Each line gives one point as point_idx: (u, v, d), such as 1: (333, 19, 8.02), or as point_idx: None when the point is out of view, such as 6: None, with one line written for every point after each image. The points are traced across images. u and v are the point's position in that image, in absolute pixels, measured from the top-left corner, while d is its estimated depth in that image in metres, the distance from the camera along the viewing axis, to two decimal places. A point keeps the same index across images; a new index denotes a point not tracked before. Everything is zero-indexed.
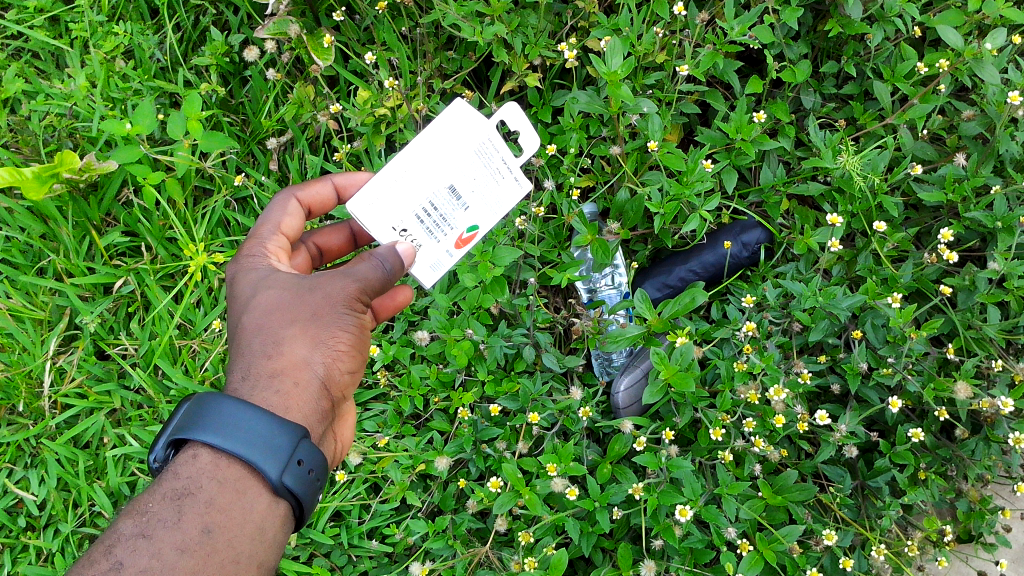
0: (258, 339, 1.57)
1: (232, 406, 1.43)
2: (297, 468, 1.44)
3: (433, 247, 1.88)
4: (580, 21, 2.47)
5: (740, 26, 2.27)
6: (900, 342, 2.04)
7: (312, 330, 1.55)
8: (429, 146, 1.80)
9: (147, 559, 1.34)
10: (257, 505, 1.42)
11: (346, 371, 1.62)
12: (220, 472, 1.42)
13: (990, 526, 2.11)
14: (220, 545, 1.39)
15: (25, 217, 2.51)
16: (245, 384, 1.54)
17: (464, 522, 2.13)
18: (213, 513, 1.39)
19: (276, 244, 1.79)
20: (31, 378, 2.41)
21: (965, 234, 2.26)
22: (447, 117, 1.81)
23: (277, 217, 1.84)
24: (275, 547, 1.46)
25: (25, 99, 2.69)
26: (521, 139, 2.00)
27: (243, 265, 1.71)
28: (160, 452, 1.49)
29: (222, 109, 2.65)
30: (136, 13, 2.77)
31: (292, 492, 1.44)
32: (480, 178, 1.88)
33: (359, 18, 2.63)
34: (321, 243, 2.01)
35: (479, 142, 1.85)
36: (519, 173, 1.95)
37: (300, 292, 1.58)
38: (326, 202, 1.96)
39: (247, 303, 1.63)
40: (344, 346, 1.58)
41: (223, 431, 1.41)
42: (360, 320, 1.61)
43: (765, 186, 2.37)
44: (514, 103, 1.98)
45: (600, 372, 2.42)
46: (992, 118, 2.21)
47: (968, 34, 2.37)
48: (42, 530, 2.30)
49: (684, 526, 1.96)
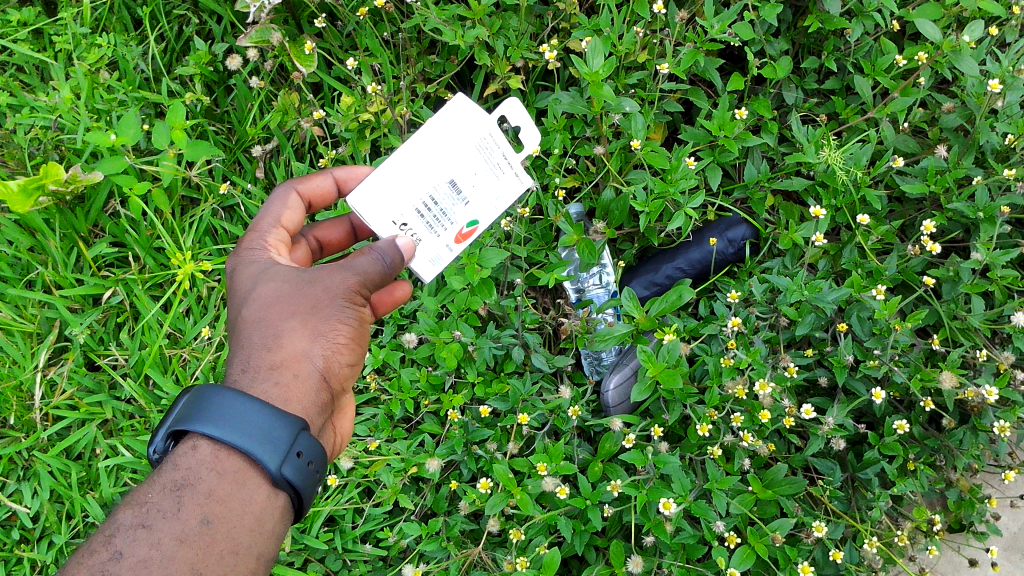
0: (258, 331, 1.57)
1: (233, 398, 1.43)
2: (297, 460, 1.45)
3: (433, 242, 1.87)
4: (560, 22, 2.49)
5: (721, 24, 2.27)
6: (886, 334, 2.06)
7: (312, 323, 1.55)
8: (433, 137, 1.81)
9: (146, 550, 1.34)
10: (257, 497, 1.42)
11: (345, 364, 1.62)
12: (220, 463, 1.42)
13: (981, 516, 2.11)
14: (219, 536, 1.39)
15: (12, 230, 2.51)
16: (245, 375, 1.54)
17: (457, 524, 2.14)
18: (212, 504, 1.39)
19: (276, 238, 1.80)
20: (21, 391, 2.42)
21: (948, 226, 2.29)
22: (448, 112, 1.81)
23: (277, 210, 1.85)
24: (274, 538, 1.46)
25: (10, 113, 2.69)
26: (522, 134, 2.00)
27: (243, 258, 1.71)
28: (160, 443, 1.48)
29: (207, 118, 2.68)
30: (120, 24, 2.79)
31: (292, 484, 1.44)
32: (481, 173, 1.87)
33: (342, 25, 2.65)
34: (321, 236, 2.02)
35: (481, 137, 1.85)
36: (519, 168, 1.94)
37: (301, 285, 1.58)
38: (326, 195, 1.94)
39: (247, 295, 1.63)
40: (344, 339, 1.59)
41: (224, 421, 1.41)
42: (360, 314, 1.61)
43: (750, 182, 2.38)
44: (515, 97, 1.99)
45: (589, 372, 2.44)
46: (972, 110, 2.24)
47: (947, 26, 2.39)
48: (37, 542, 2.32)
49: (675, 523, 1.94)
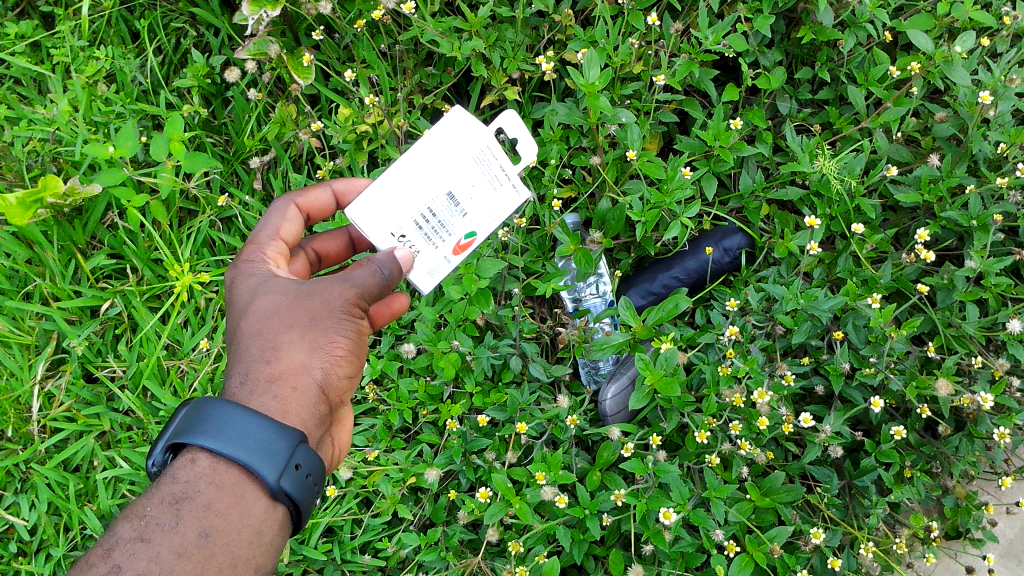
0: (256, 343, 1.57)
1: (232, 411, 1.43)
2: (296, 472, 1.45)
3: (431, 254, 1.88)
4: (556, 34, 2.51)
5: (715, 35, 2.30)
6: (881, 342, 2.07)
7: (310, 335, 1.55)
8: (430, 150, 1.83)
9: (145, 563, 1.34)
10: (256, 509, 1.42)
11: (344, 375, 1.62)
12: (219, 476, 1.43)
13: (977, 522, 2.14)
14: (218, 549, 1.39)
15: (10, 242, 2.52)
16: (244, 388, 1.54)
17: (456, 534, 2.15)
18: (211, 517, 1.39)
19: (275, 250, 1.80)
20: (19, 404, 2.42)
21: (942, 234, 2.30)
22: (446, 125, 1.83)
23: (276, 223, 1.85)
24: (273, 550, 1.46)
25: (8, 125, 2.69)
26: (519, 146, 2.03)
27: (242, 271, 1.71)
28: (159, 456, 1.48)
29: (204, 130, 2.69)
30: (118, 37, 2.81)
31: (290, 496, 1.44)
32: (479, 185, 1.88)
33: (338, 36, 2.66)
34: (320, 248, 2.02)
35: (478, 149, 1.86)
36: (518, 180, 1.94)
37: (299, 297, 1.59)
38: (325, 207, 1.96)
39: (245, 308, 1.64)
40: (342, 351, 1.59)
41: (222, 434, 1.41)
42: (358, 326, 1.61)
43: (745, 192, 2.41)
44: (512, 110, 2.02)
45: (587, 381, 2.45)
46: (964, 119, 2.26)
47: (939, 37, 2.41)
48: (34, 555, 2.32)
49: (674, 531, 1.96)
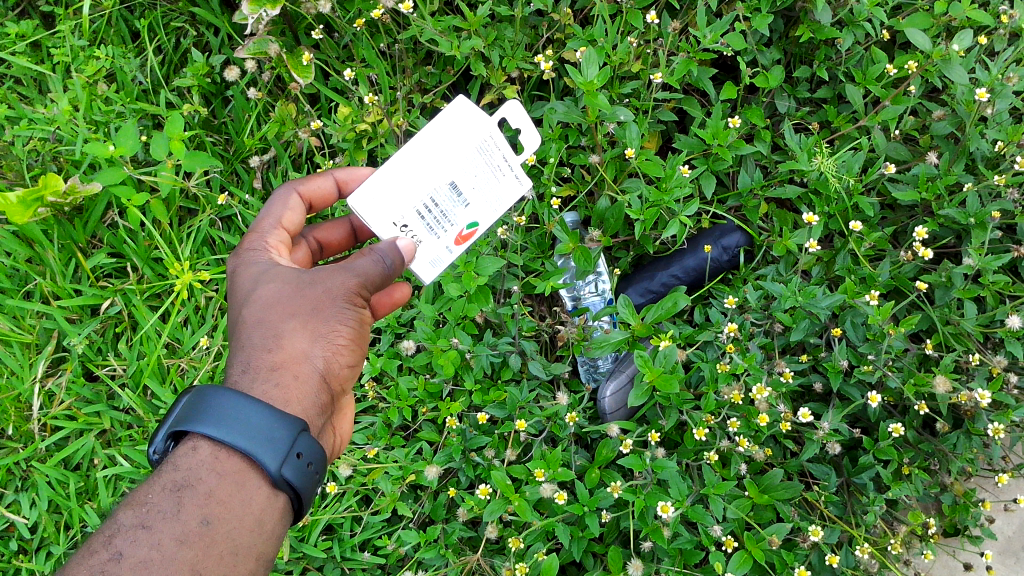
0: (258, 332, 1.58)
1: (234, 399, 1.44)
2: (297, 461, 1.46)
3: (433, 244, 1.89)
4: (555, 33, 2.52)
5: (713, 34, 2.31)
6: (880, 339, 2.08)
7: (312, 324, 1.56)
8: (434, 139, 1.81)
9: (147, 550, 1.34)
10: (257, 498, 1.43)
11: (345, 364, 1.63)
12: (221, 464, 1.43)
13: (975, 519, 2.15)
14: (219, 537, 1.39)
15: (11, 241, 2.53)
16: (246, 376, 1.55)
17: (455, 531, 2.16)
18: (213, 505, 1.39)
19: (277, 239, 1.80)
20: (20, 402, 2.43)
21: (940, 232, 2.30)
22: (450, 114, 1.82)
23: (278, 212, 1.85)
24: (274, 539, 1.46)
25: (8, 125, 2.70)
26: (523, 137, 2.04)
27: (244, 259, 1.72)
28: (160, 444, 1.49)
29: (204, 130, 2.70)
30: (117, 37, 2.82)
31: (292, 484, 1.45)
32: (481, 175, 1.90)
33: (338, 36, 2.68)
34: (321, 237, 2.02)
35: (482, 139, 1.87)
36: (519, 170, 1.98)
37: (300, 286, 1.59)
38: (327, 196, 1.96)
39: (247, 297, 1.64)
40: (344, 340, 1.60)
41: (223, 422, 1.42)
42: (359, 315, 1.62)
43: (743, 191, 2.42)
44: (515, 100, 2.02)
45: (587, 379, 2.46)
46: (962, 117, 2.27)
47: (937, 36, 2.42)
48: (35, 553, 2.33)
49: (673, 528, 1.96)
